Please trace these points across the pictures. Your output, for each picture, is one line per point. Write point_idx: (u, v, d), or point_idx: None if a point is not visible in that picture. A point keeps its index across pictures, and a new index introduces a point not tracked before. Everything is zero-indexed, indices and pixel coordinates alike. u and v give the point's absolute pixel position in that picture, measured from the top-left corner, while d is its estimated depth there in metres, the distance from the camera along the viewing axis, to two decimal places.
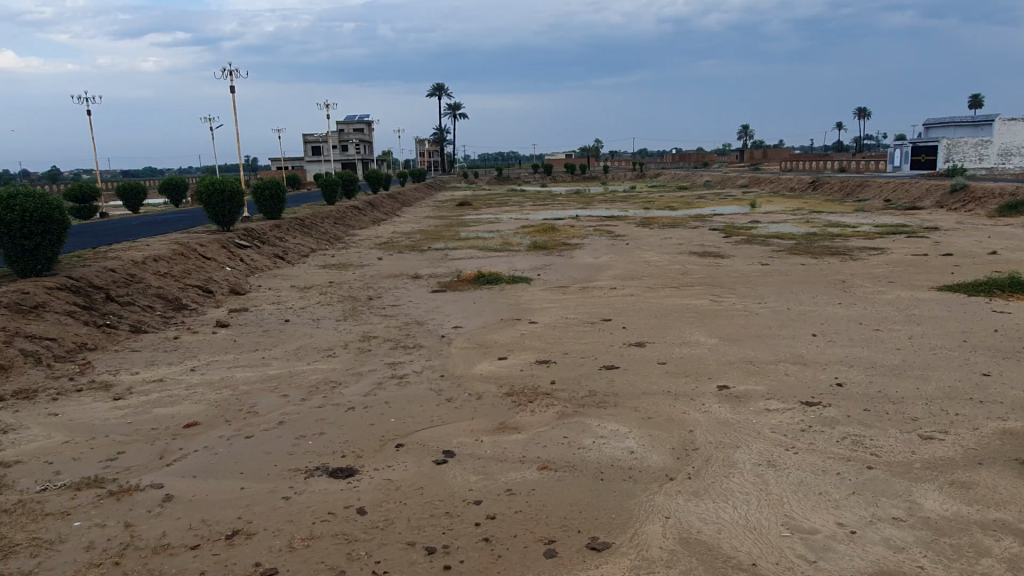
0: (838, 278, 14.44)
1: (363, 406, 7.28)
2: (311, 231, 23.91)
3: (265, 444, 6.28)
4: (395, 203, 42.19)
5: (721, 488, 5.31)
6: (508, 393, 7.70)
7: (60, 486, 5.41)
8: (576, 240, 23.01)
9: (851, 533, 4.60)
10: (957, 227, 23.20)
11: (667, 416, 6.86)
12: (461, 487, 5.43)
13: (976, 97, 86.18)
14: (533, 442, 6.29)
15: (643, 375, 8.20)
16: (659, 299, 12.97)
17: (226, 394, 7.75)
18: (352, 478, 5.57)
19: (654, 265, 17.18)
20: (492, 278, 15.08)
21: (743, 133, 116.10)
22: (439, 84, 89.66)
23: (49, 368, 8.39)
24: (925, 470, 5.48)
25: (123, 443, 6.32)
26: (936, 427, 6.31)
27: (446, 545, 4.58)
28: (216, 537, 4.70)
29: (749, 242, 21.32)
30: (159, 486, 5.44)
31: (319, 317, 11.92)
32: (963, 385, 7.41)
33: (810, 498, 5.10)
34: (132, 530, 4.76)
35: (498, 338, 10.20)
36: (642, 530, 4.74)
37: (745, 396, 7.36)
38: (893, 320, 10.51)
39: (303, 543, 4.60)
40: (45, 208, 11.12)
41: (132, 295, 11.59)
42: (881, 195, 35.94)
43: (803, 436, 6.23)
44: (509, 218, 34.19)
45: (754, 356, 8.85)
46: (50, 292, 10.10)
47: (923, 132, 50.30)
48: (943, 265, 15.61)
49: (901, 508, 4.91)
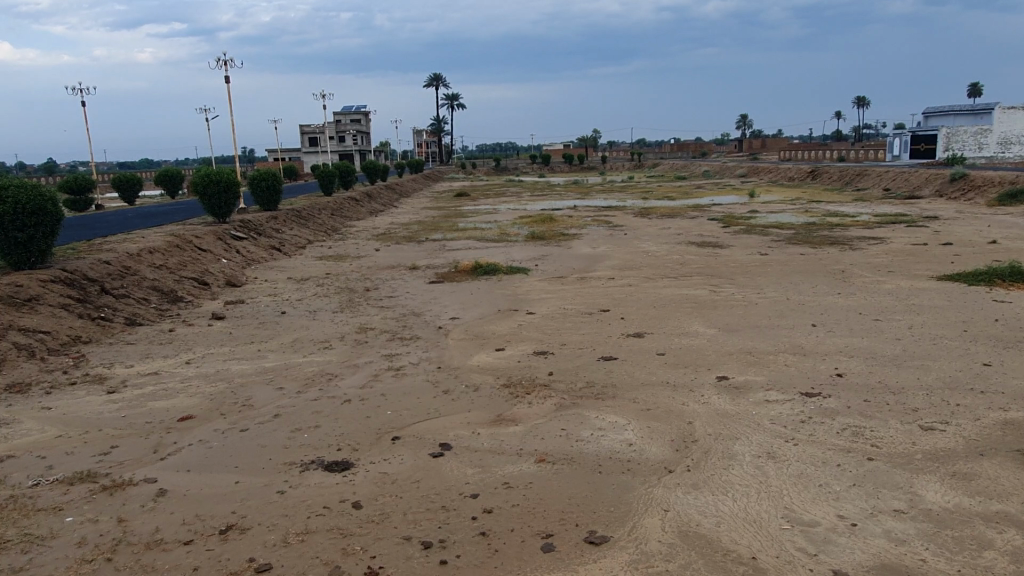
0: (838, 268, 14.37)
1: (359, 399, 7.22)
2: (307, 222, 23.78)
3: (261, 438, 6.22)
4: (393, 195, 42.19)
5: (721, 481, 5.26)
6: (505, 385, 7.64)
7: (52, 481, 5.35)
8: (575, 231, 22.92)
9: (852, 526, 4.55)
10: (957, 216, 23.09)
11: (666, 408, 6.80)
12: (459, 480, 5.37)
13: (975, 87, 85.67)
14: (530, 435, 6.22)
15: (641, 366, 8.14)
16: (657, 289, 12.93)
17: (221, 387, 7.69)
18: (348, 472, 5.52)
19: (653, 255, 17.14)
20: (490, 268, 14.99)
21: (742, 121, 115.95)
22: (433, 74, 89.36)
23: (43, 362, 8.32)
24: (926, 461, 5.43)
25: (117, 436, 6.26)
26: (937, 418, 6.25)
27: (443, 540, 4.53)
28: (210, 532, 4.64)
29: (748, 232, 21.31)
30: (153, 481, 5.38)
31: (317, 309, 11.84)
32: (964, 376, 7.35)
33: (809, 489, 5.06)
34: (125, 526, 4.70)
35: (496, 330, 10.15)
36: (641, 523, 4.69)
37: (744, 386, 7.32)
38: (893, 309, 10.46)
39: (298, 539, 4.54)
40: (38, 200, 11.01)
41: (127, 288, 11.50)
42: (882, 184, 35.79)
43: (803, 428, 6.17)
44: (508, 208, 34.09)
45: (753, 346, 8.81)
46: (44, 285, 10.00)
47: (923, 123, 50.12)
48: (943, 255, 15.53)
49: (902, 500, 4.86)
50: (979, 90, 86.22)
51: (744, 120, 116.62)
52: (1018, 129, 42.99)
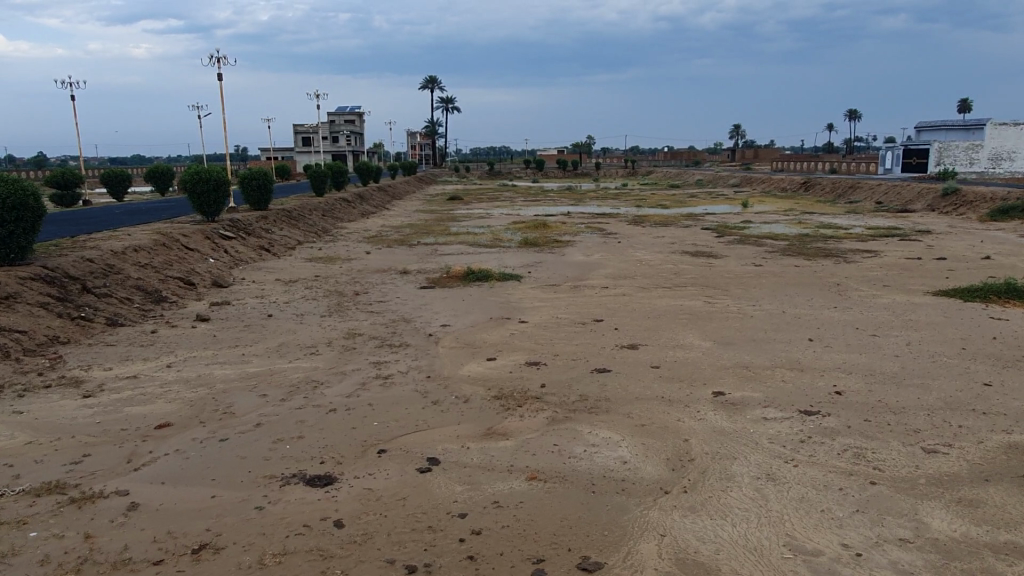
0: (833, 281, 14.25)
1: (346, 408, 6.98)
2: (298, 222, 23.49)
3: (241, 448, 5.97)
4: (386, 196, 41.98)
5: (719, 504, 5.06)
6: (496, 396, 7.42)
7: (18, 491, 5.07)
8: (569, 238, 22.76)
9: (857, 556, 4.37)
10: (950, 231, 23.11)
11: (662, 424, 6.60)
12: (446, 498, 5.14)
13: (964, 102, 86.15)
14: (521, 450, 6.01)
15: (636, 379, 7.94)
16: (651, 299, 12.75)
17: (202, 393, 7.41)
18: (330, 487, 5.27)
19: (647, 264, 16.98)
20: (482, 274, 14.79)
21: (734, 132, 117.26)
22: (430, 76, 89.27)
23: (18, 362, 8.01)
24: (930, 486, 5.26)
25: (90, 444, 5.98)
26: (940, 440, 6.10)
27: (428, 564, 4.30)
28: (181, 551, 4.38)
29: (742, 241, 21.25)
30: (125, 493, 5.12)
31: (304, 312, 11.60)
32: (964, 396, 7.19)
33: (812, 516, 4.86)
34: (92, 543, 4.43)
35: (488, 338, 9.93)
36: (637, 549, 4.49)
37: (741, 403, 7.13)
38: (891, 325, 10.31)
39: (275, 560, 4.29)
40: (19, 195, 10.67)
41: (110, 287, 11.20)
42: (875, 197, 35.87)
43: (803, 448, 5.98)
44: (502, 213, 33.94)
45: (750, 361, 8.62)
46: (23, 282, 9.70)
47: (915, 137, 50.52)
48: (936, 269, 15.47)
49: (907, 528, 4.69)
50: (968, 107, 86.86)
51: (737, 131, 117.18)
52: (1010, 145, 43.45)
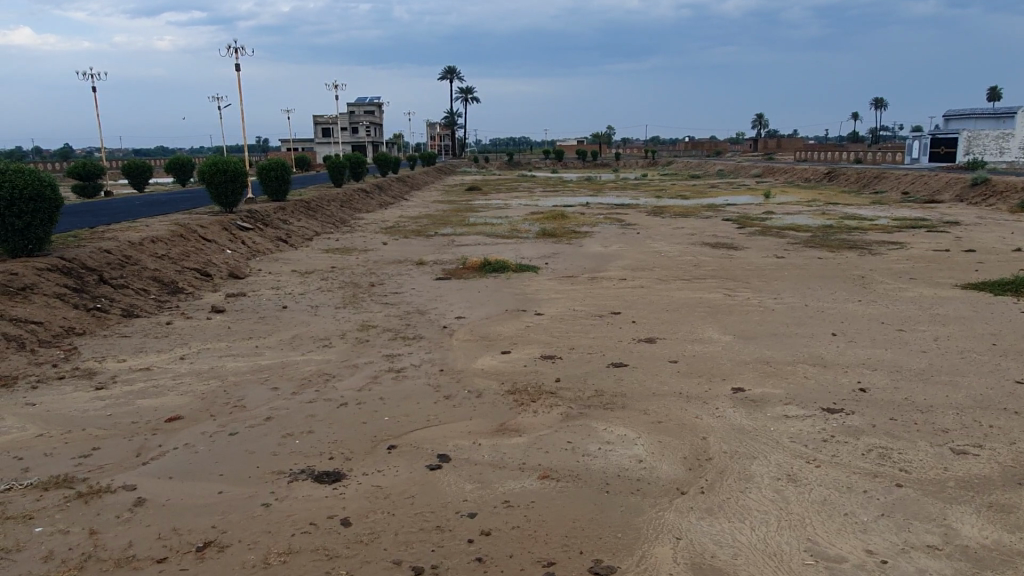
0: (858, 274, 13.89)
1: (356, 402, 6.90)
2: (317, 214, 23.52)
3: (250, 443, 5.90)
4: (405, 187, 42.02)
5: (737, 506, 4.89)
6: (510, 391, 7.28)
7: (25, 485, 5.03)
8: (587, 228, 22.55)
9: (883, 563, 4.18)
10: (979, 222, 22.49)
11: (678, 420, 6.43)
12: (455, 497, 5.03)
13: (993, 91, 83.69)
14: (533, 447, 5.87)
15: (652, 374, 7.76)
16: (670, 291, 12.53)
17: (213, 386, 7.37)
18: (338, 484, 5.17)
19: (667, 256, 16.71)
20: (498, 266, 14.64)
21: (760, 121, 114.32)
22: (450, 67, 88.91)
23: (33, 353, 8.04)
24: (960, 489, 5.05)
25: (100, 437, 5.96)
26: (970, 441, 5.85)
27: (435, 566, 4.18)
28: (186, 549, 4.31)
29: (764, 232, 20.89)
30: (131, 488, 5.07)
31: (318, 304, 11.55)
32: (995, 394, 6.93)
33: (835, 519, 4.67)
34: (96, 539, 4.38)
35: (503, 330, 9.79)
36: (651, 553, 4.33)
37: (761, 400, 6.91)
38: (918, 319, 10.01)
39: (279, 559, 4.20)
40: (36, 185, 10.67)
41: (127, 278, 11.23)
42: (901, 186, 35.12)
43: (825, 448, 5.78)
44: (520, 204, 33.73)
45: (771, 355, 8.39)
46: (41, 274, 9.74)
47: (943, 126, 49.33)
48: (965, 262, 15.01)
49: (936, 534, 4.48)
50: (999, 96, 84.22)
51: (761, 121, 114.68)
52: None
